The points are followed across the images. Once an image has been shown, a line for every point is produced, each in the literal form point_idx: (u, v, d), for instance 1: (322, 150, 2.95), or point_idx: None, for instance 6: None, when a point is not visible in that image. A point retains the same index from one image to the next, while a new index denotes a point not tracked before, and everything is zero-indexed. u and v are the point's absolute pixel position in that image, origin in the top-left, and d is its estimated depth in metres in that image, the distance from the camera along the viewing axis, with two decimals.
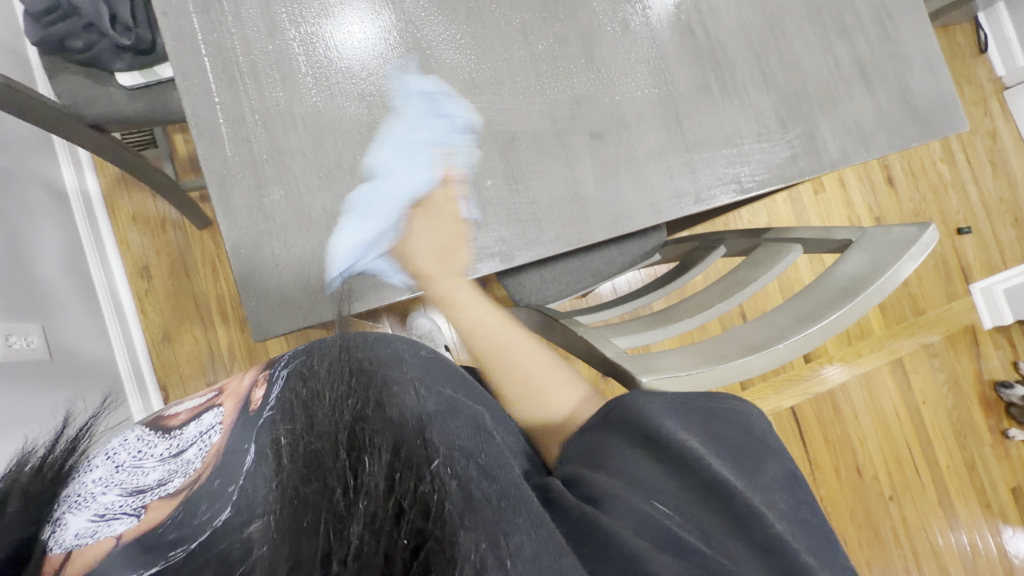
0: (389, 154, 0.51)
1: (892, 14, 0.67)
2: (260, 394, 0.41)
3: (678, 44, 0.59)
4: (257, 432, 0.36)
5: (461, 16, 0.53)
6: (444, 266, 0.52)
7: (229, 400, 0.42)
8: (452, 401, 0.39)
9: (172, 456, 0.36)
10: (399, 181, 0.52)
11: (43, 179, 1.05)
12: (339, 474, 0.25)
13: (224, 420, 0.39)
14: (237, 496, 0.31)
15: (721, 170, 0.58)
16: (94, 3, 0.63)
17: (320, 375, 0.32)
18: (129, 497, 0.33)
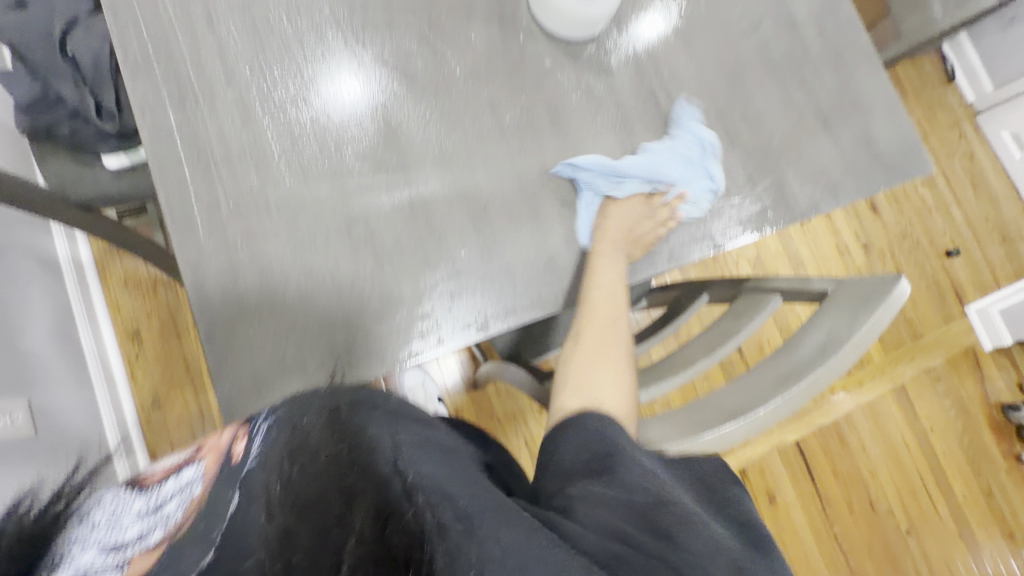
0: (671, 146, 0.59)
1: (849, 66, 0.69)
2: (242, 446, 0.37)
3: (644, 107, 0.61)
4: (241, 479, 0.33)
5: (429, 94, 0.55)
6: (622, 243, 0.56)
7: (210, 454, 0.39)
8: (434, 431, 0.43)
9: (151, 512, 0.34)
10: (670, 167, 0.58)
11: (35, 251, 1.06)
12: (330, 522, 0.29)
13: (206, 474, 0.37)
14: (224, 539, 0.29)
15: (693, 226, 0.59)
16: (80, 92, 0.66)
17: (311, 422, 0.35)
18: (112, 554, 0.29)
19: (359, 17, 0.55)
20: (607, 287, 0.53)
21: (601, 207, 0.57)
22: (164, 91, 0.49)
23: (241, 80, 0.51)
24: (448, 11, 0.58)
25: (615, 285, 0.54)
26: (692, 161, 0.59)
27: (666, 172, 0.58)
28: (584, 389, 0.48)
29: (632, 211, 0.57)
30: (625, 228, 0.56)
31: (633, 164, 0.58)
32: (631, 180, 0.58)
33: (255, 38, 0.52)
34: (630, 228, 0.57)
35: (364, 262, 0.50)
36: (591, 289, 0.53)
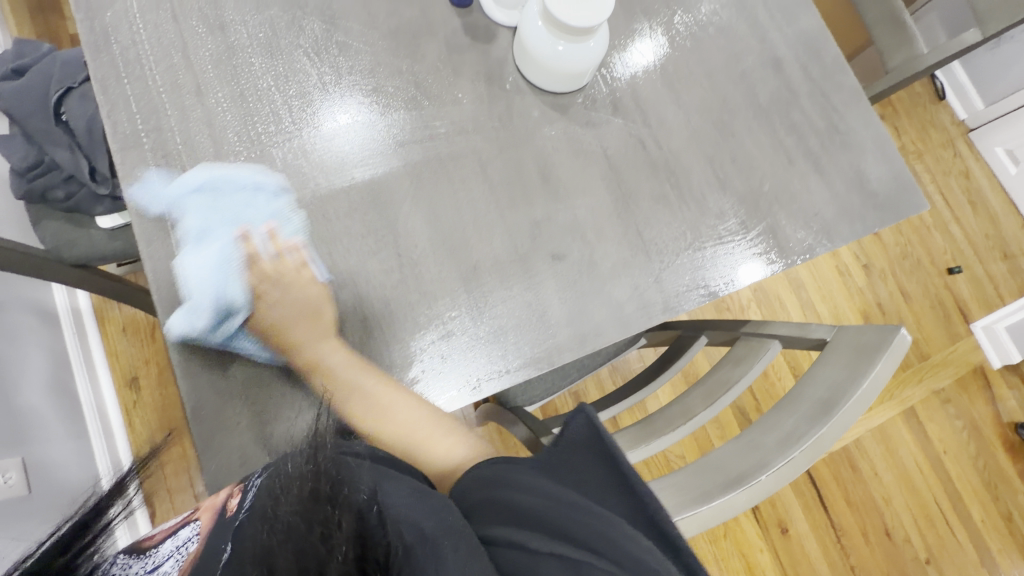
0: (198, 226, 0.49)
1: (837, 106, 0.70)
2: (237, 500, 0.38)
3: (633, 156, 0.61)
4: (235, 531, 0.34)
5: (416, 155, 0.55)
6: (307, 330, 0.49)
7: (206, 513, 0.40)
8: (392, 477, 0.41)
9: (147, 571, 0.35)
10: (220, 247, 0.49)
11: (32, 303, 1.06)
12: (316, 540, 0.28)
13: (201, 530, 0.38)
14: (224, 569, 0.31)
15: (686, 277, 0.58)
16: (74, 157, 0.66)
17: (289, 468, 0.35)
18: None
19: (347, 80, 0.56)
20: (335, 365, 0.48)
21: (256, 327, 0.49)
22: (152, 165, 0.50)
23: (229, 149, 0.51)
24: (436, 71, 0.58)
25: (345, 357, 0.49)
26: (246, 207, 0.50)
27: (235, 248, 0.50)
28: (428, 465, 0.48)
29: (274, 293, 0.50)
30: (298, 303, 0.50)
31: (214, 285, 0.48)
32: (229, 286, 0.48)
33: (244, 107, 0.53)
34: (297, 301, 0.50)
35: (352, 328, 0.50)
36: (330, 394, 0.48)
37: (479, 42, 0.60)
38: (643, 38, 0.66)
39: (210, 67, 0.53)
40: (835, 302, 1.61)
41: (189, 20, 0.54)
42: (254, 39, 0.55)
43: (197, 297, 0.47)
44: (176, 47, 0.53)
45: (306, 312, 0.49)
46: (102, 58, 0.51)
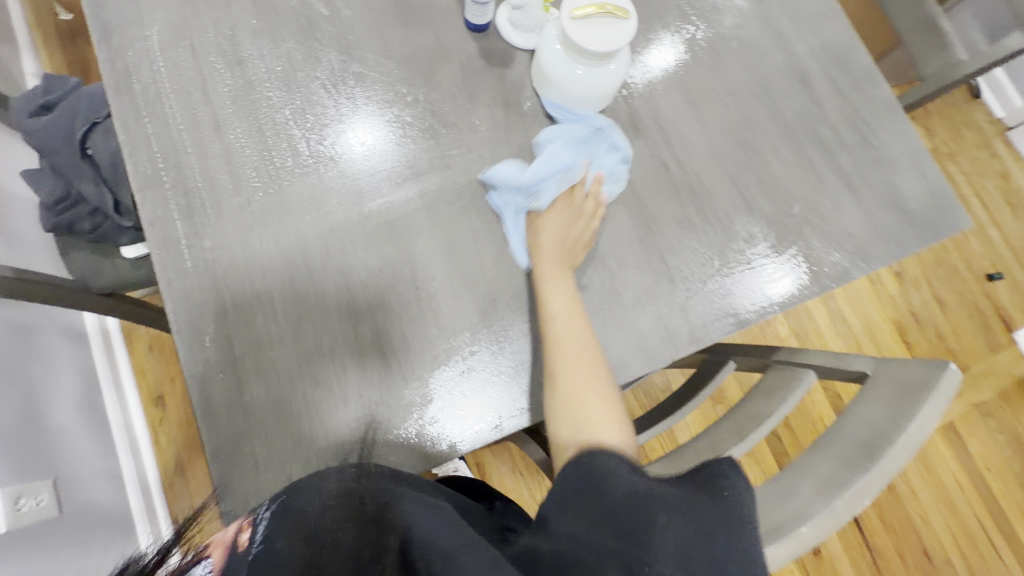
0: (561, 133, 0.58)
1: (869, 121, 0.66)
2: (247, 536, 0.37)
3: (655, 179, 0.59)
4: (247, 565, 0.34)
5: (433, 186, 0.55)
6: (561, 253, 0.53)
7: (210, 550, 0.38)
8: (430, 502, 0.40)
9: None
10: (564, 155, 0.57)
11: (63, 325, 1.09)
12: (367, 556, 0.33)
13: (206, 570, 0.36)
14: None
15: (713, 304, 0.56)
16: (99, 190, 0.67)
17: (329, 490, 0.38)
18: None
19: (364, 110, 0.55)
20: (558, 298, 0.50)
21: (526, 221, 0.55)
22: (172, 203, 0.50)
23: (246, 185, 0.51)
24: (452, 98, 0.58)
25: (573, 296, 0.51)
26: (578, 145, 0.58)
27: (575, 164, 0.57)
28: (580, 423, 0.47)
29: (562, 216, 0.55)
30: (565, 235, 0.54)
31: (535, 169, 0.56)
32: (546, 185, 0.56)
33: (261, 141, 0.52)
34: (571, 234, 0.54)
35: (371, 365, 0.49)
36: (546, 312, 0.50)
37: (495, 66, 0.59)
38: (654, 46, 0.64)
39: (229, 102, 0.53)
40: (866, 311, 1.55)
41: (207, 56, 0.54)
42: (271, 72, 0.55)
43: (521, 173, 0.55)
44: (195, 84, 0.53)
45: (571, 236, 0.54)
46: (124, 97, 0.51)
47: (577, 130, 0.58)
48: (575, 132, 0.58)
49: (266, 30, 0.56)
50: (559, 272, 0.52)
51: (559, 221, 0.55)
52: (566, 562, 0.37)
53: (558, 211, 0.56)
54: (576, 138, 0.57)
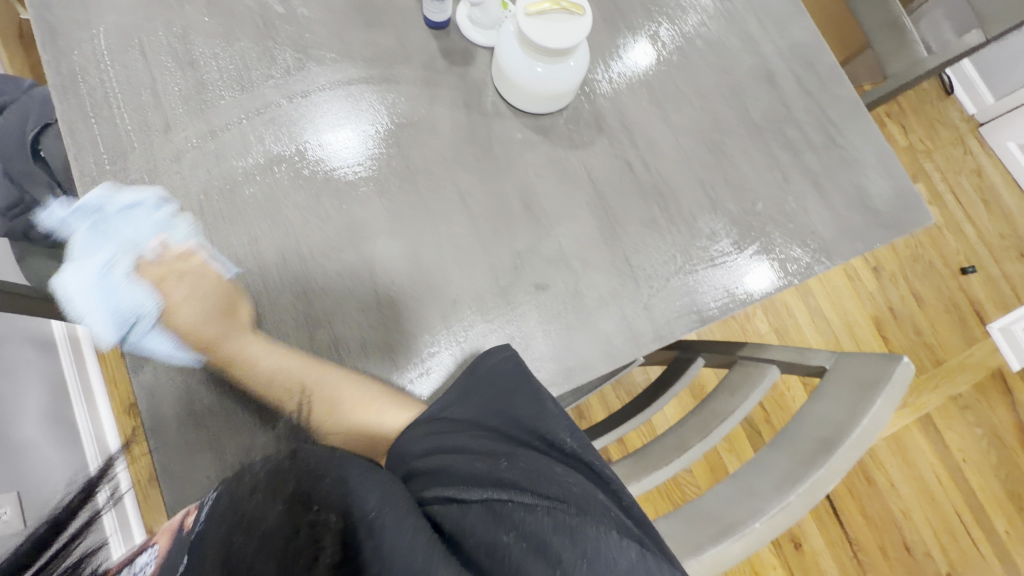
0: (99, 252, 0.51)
1: (834, 119, 0.67)
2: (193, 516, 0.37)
3: (620, 179, 0.59)
4: (187, 548, 0.33)
5: (394, 188, 0.54)
6: (219, 327, 0.49)
7: (163, 536, 0.38)
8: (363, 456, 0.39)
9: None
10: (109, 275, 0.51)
11: (27, 335, 1.06)
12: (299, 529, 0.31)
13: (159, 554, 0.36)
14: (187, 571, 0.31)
15: (678, 303, 0.56)
16: (54, 195, 0.65)
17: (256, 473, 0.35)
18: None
19: (317, 110, 0.54)
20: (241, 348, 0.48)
21: (169, 330, 0.50)
22: (120, 207, 0.48)
23: (197, 188, 0.50)
24: (412, 98, 0.57)
25: (263, 337, 0.48)
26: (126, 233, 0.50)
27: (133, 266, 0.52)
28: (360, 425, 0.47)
29: (177, 293, 0.51)
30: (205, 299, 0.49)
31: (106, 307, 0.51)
32: (132, 309, 0.51)
33: (213, 143, 0.51)
34: (205, 294, 0.49)
35: (328, 370, 0.48)
36: (242, 378, 0.47)
37: (457, 66, 0.59)
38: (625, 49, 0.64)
39: (180, 105, 0.52)
40: (844, 308, 1.56)
41: (159, 56, 0.53)
42: (224, 73, 0.53)
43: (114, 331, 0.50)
44: (145, 85, 0.52)
45: (210, 304, 0.49)
46: (69, 99, 0.50)
47: (102, 226, 0.50)
48: (103, 234, 0.50)
49: (220, 30, 0.55)
50: (224, 340, 0.48)
51: (191, 304, 0.51)
52: (458, 529, 0.37)
53: (180, 289, 0.51)
54: (107, 234, 0.50)
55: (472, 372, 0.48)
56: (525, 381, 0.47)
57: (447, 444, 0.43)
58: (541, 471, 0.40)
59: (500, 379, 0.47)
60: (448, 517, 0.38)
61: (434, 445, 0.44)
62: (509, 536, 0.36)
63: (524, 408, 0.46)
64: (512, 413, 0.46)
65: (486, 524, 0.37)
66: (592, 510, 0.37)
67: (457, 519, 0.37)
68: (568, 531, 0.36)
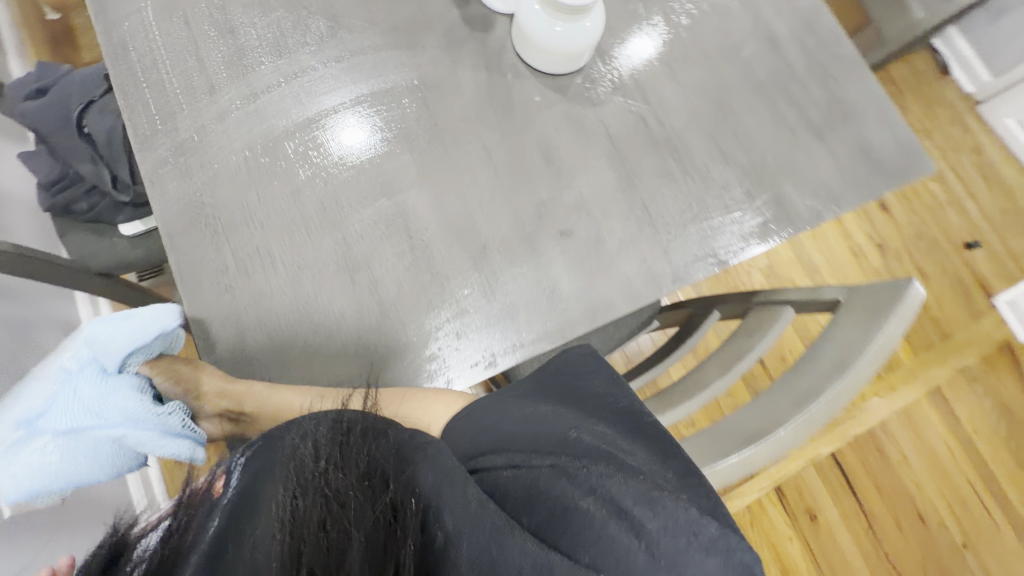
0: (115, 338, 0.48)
1: (836, 75, 0.70)
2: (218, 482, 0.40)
3: (635, 134, 0.62)
4: (219, 511, 0.37)
5: (424, 142, 0.57)
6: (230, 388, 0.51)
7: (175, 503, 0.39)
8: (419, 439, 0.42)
9: None
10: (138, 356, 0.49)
11: (59, 322, 1.10)
12: (384, 516, 0.33)
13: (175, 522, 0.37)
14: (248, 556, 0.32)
15: (695, 247, 0.58)
16: (96, 168, 0.68)
17: (327, 453, 0.37)
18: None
19: (349, 73, 0.57)
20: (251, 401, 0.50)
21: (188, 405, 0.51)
22: (170, 162, 0.51)
23: (239, 144, 0.53)
24: (436, 61, 0.60)
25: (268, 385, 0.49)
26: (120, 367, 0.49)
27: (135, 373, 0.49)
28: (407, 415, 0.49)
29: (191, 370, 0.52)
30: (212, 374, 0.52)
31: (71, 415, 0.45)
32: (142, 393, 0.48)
33: (253, 105, 0.54)
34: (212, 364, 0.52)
35: (369, 311, 0.51)
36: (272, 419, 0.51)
37: (477, 31, 0.62)
38: (642, 24, 0.67)
39: (223, 69, 0.55)
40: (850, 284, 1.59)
41: (201, 26, 0.56)
42: (262, 41, 0.57)
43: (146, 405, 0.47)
44: (190, 52, 0.55)
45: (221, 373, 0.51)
46: (122, 67, 0.53)
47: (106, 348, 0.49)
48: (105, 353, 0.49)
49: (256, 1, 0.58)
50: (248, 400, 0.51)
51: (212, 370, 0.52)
52: (524, 506, 0.40)
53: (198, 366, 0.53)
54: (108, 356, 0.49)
55: (549, 369, 0.52)
56: (601, 367, 0.51)
57: (513, 417, 0.46)
58: (605, 442, 0.43)
59: (570, 371, 0.51)
60: (508, 495, 0.41)
61: (498, 417, 0.47)
62: (590, 501, 0.39)
63: (603, 388, 0.49)
64: (583, 391, 0.49)
65: (554, 493, 0.40)
66: (669, 487, 0.40)
67: (526, 491, 0.41)
68: (648, 502, 0.38)
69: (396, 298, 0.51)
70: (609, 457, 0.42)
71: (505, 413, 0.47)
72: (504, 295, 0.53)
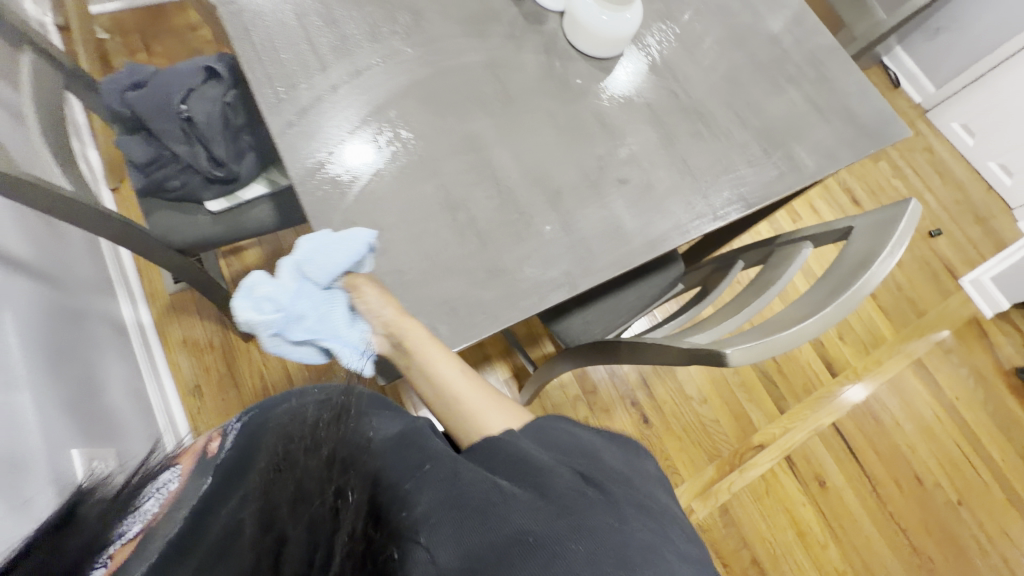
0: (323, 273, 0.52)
1: (823, 61, 0.85)
2: (216, 444, 0.45)
3: (669, 104, 0.74)
4: (215, 468, 0.42)
5: (498, 109, 0.68)
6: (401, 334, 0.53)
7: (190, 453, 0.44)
8: (412, 436, 0.46)
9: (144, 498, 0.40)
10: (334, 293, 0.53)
11: (106, 316, 1.14)
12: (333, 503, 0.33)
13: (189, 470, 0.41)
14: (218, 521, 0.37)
15: (727, 193, 0.70)
16: (192, 149, 0.77)
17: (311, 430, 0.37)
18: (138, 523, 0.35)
19: (432, 54, 0.68)
20: (418, 344, 0.52)
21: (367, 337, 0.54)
22: (294, 123, 0.61)
23: (349, 110, 0.63)
24: (503, 46, 0.71)
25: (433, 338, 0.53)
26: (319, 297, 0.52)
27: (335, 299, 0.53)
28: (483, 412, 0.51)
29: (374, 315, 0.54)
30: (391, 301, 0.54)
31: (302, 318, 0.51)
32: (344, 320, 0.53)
33: (358, 79, 0.64)
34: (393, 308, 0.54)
35: (469, 243, 0.60)
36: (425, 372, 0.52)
37: (534, 24, 0.74)
38: (661, 22, 0.81)
39: (330, 50, 0.65)
40: None
41: (309, 16, 0.67)
42: (360, 30, 0.67)
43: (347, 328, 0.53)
44: (302, 37, 0.65)
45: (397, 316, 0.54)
46: (248, 48, 0.63)
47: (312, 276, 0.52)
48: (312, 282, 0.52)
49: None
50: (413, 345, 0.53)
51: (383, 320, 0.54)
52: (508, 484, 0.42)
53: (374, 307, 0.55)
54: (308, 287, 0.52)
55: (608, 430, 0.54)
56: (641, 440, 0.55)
57: (548, 436, 0.49)
58: (612, 465, 0.47)
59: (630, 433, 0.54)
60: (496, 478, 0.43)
61: (541, 429, 0.50)
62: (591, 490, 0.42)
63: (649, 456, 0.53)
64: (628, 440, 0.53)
65: (551, 481, 0.42)
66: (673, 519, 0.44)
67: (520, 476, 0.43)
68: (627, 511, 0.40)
69: (490, 232, 0.61)
70: (615, 476, 0.45)
71: (552, 429, 0.50)
72: (579, 229, 0.63)
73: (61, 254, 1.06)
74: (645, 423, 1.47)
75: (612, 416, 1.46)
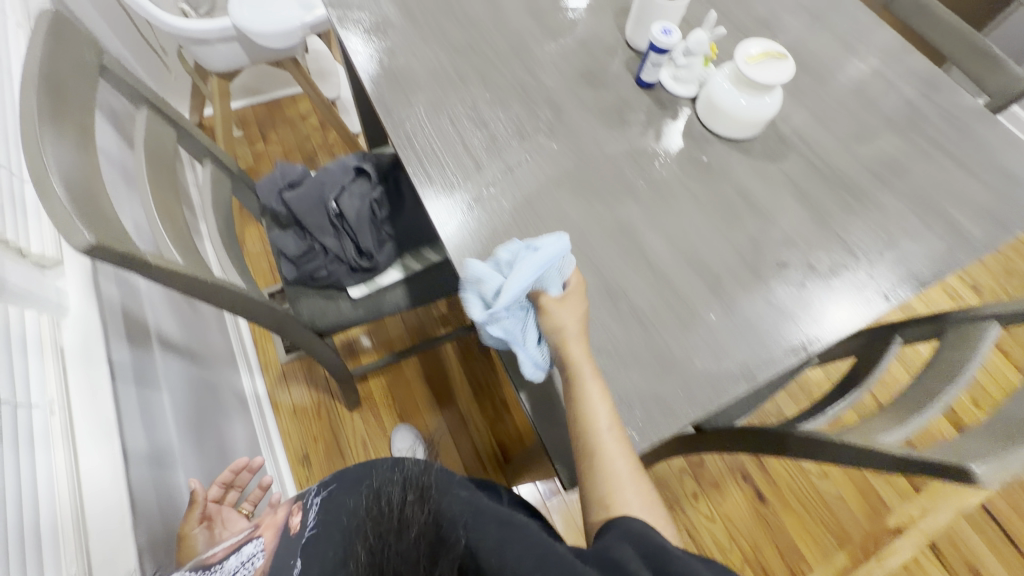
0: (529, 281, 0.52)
1: (966, 122, 0.81)
2: (298, 518, 0.54)
3: (815, 178, 0.72)
4: (298, 546, 0.50)
5: (645, 195, 0.68)
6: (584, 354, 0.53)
7: (268, 531, 0.56)
8: (488, 511, 0.50)
9: None
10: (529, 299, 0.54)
11: (232, 389, 1.21)
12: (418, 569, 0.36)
13: (265, 547, 0.53)
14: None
15: (896, 269, 0.65)
16: (340, 242, 0.82)
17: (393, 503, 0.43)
18: None
19: (574, 147, 0.71)
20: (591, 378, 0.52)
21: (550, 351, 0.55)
22: (456, 221, 0.64)
23: (507, 205, 0.65)
24: (641, 134, 0.73)
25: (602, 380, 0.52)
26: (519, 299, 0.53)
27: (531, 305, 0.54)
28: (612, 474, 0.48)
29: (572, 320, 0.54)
30: (579, 319, 0.55)
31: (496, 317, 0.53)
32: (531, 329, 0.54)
33: (511, 176, 0.67)
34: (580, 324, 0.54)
35: (635, 333, 0.59)
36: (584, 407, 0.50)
37: (667, 110, 0.76)
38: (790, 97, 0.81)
39: (484, 150, 0.69)
40: None
41: (462, 120, 0.71)
42: (508, 129, 0.71)
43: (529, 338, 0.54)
44: (457, 140, 0.70)
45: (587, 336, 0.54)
46: (411, 154, 0.68)
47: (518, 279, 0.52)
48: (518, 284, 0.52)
49: (498, 100, 0.74)
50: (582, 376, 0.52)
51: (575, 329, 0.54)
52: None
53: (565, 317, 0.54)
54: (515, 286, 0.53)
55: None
56: None
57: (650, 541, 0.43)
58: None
59: None
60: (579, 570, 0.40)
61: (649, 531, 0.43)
62: None
63: None
64: None
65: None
66: None
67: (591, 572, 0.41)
68: None
69: (653, 320, 0.60)
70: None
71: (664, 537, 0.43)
72: (746, 316, 0.61)
73: (197, 334, 1.14)
74: (759, 499, 1.35)
75: (722, 491, 1.35)
